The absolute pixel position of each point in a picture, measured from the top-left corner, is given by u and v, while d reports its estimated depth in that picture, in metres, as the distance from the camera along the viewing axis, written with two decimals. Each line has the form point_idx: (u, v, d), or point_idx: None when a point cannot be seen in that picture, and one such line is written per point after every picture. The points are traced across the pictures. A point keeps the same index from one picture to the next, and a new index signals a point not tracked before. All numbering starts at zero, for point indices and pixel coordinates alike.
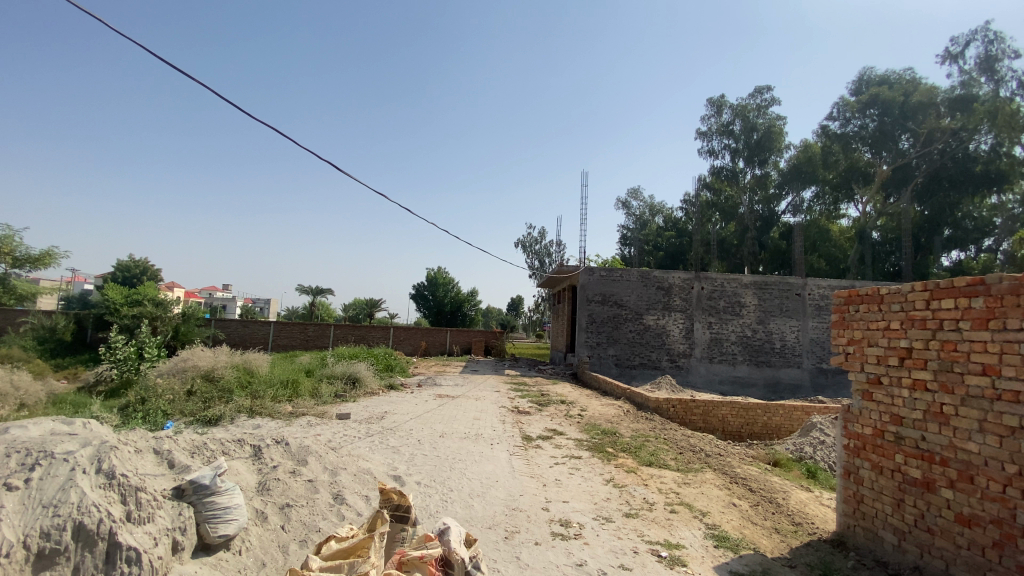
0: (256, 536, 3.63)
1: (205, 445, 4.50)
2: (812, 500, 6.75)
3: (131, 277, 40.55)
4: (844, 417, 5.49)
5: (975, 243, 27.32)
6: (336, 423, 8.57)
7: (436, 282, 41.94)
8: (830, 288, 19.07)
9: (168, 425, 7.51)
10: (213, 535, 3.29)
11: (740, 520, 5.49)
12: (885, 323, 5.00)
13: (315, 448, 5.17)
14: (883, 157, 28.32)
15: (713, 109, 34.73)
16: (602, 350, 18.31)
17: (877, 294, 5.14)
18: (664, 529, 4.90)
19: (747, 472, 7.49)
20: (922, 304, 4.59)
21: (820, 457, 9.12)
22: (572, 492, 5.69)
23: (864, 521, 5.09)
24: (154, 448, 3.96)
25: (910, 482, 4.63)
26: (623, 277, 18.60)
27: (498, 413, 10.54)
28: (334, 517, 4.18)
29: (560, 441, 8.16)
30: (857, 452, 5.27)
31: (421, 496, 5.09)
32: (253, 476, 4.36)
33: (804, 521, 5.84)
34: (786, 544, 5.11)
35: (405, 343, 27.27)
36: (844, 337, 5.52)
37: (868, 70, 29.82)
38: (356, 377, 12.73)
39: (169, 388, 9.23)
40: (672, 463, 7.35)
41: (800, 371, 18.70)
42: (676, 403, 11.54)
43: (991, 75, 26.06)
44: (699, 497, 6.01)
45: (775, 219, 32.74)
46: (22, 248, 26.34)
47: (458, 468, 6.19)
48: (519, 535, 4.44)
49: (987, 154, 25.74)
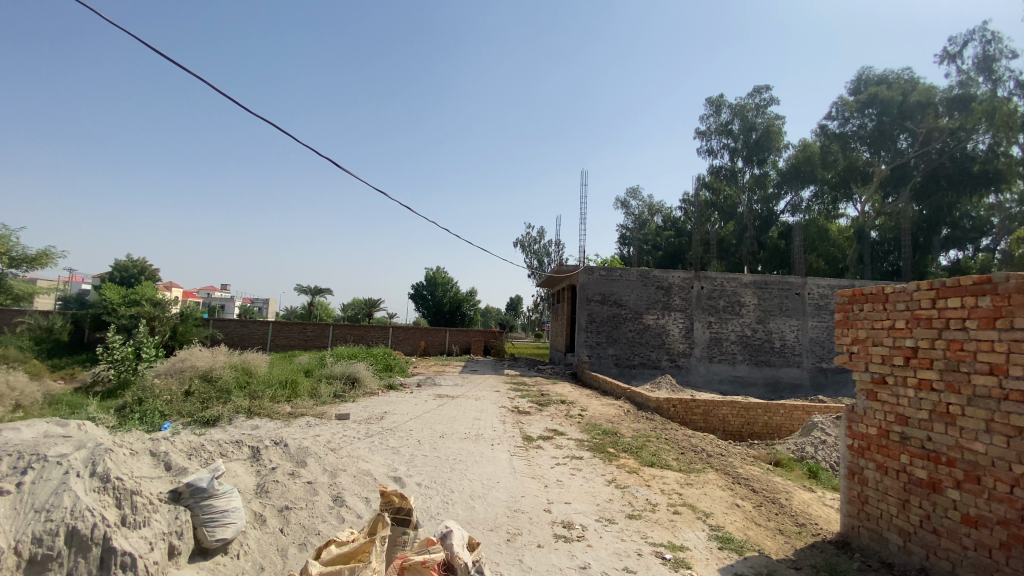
0: (254, 539, 3.56)
1: (203, 446, 4.45)
2: (814, 500, 6.71)
3: (129, 277, 40.45)
4: (848, 416, 5.44)
5: (973, 242, 27.29)
6: (335, 423, 8.51)
7: (435, 282, 41.87)
8: (830, 287, 19.04)
9: (165, 425, 7.45)
10: (211, 539, 3.23)
11: (743, 521, 5.44)
12: (889, 322, 4.95)
13: (315, 450, 5.10)
14: (882, 157, 28.33)
15: (712, 109, 34.71)
16: (602, 349, 18.26)
17: (881, 293, 5.08)
18: (668, 531, 4.84)
19: (749, 472, 7.45)
20: (928, 303, 4.54)
21: (822, 457, 9.08)
22: (574, 494, 5.63)
23: (869, 522, 5.04)
24: (150, 450, 3.90)
25: (915, 483, 4.59)
26: (622, 277, 18.56)
27: (498, 413, 10.49)
28: (334, 519, 4.13)
29: (561, 442, 8.11)
30: (862, 453, 5.22)
31: (422, 498, 5.04)
32: (252, 478, 4.31)
33: (808, 521, 5.81)
34: (791, 546, 5.07)
35: (404, 343, 27.21)
36: (848, 337, 5.47)
37: (867, 70, 29.82)
38: (355, 377, 12.68)
39: (166, 389, 9.17)
40: (674, 463, 7.29)
41: (800, 370, 18.68)
42: (676, 403, 11.49)
43: (988, 75, 26.10)
44: (702, 497, 5.96)
45: (774, 218, 32.73)
46: (19, 248, 26.25)
47: (458, 469, 6.13)
48: (521, 537, 4.39)
49: (984, 154, 25.77)
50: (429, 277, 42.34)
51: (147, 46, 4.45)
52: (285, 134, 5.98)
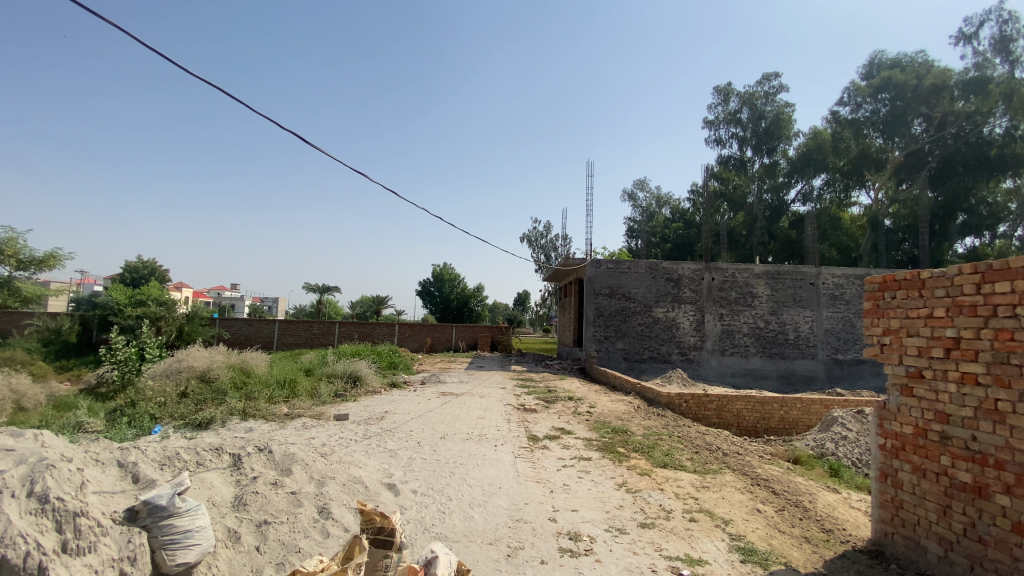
0: (225, 560, 3.22)
1: (179, 454, 4.16)
2: (840, 503, 6.26)
3: (139, 278, 40.97)
4: (880, 414, 5.02)
5: (990, 229, 26.24)
6: (333, 424, 8.18)
7: (442, 279, 41.54)
8: (845, 276, 18.38)
9: (154, 430, 7.16)
10: (171, 564, 2.81)
11: (766, 529, 5.00)
12: (927, 310, 4.49)
13: (302, 456, 4.74)
14: (896, 143, 27.53)
15: (720, 97, 33.96)
16: (611, 344, 17.86)
17: (917, 279, 4.61)
18: (684, 542, 4.44)
19: (769, 473, 6.99)
20: (971, 288, 4.08)
21: (843, 454, 8.60)
22: (581, 500, 5.24)
23: (904, 529, 4.61)
24: (118, 461, 3.61)
25: (958, 487, 4.14)
26: (630, 269, 18.10)
27: (503, 412, 10.13)
28: (317, 535, 3.76)
29: (568, 442, 7.72)
30: (896, 453, 4.78)
31: (416, 508, 4.66)
32: (229, 489, 3.96)
33: (834, 527, 5.38)
34: (819, 557, 4.64)
35: (410, 340, 26.89)
36: (878, 327, 5.03)
37: (879, 53, 28.97)
38: (357, 376, 12.32)
39: (160, 391, 8.83)
40: (688, 464, 6.87)
41: (815, 362, 18.10)
42: (688, 398, 11.10)
43: (1006, 56, 25.21)
44: (720, 502, 5.54)
45: (784, 208, 31.86)
46: (27, 250, 26.33)
47: (458, 474, 5.77)
48: (523, 553, 4.00)
49: (1001, 137, 24.91)
50: (434, 273, 42.10)
51: (127, 33, 3.96)
52: (290, 132, 5.62)
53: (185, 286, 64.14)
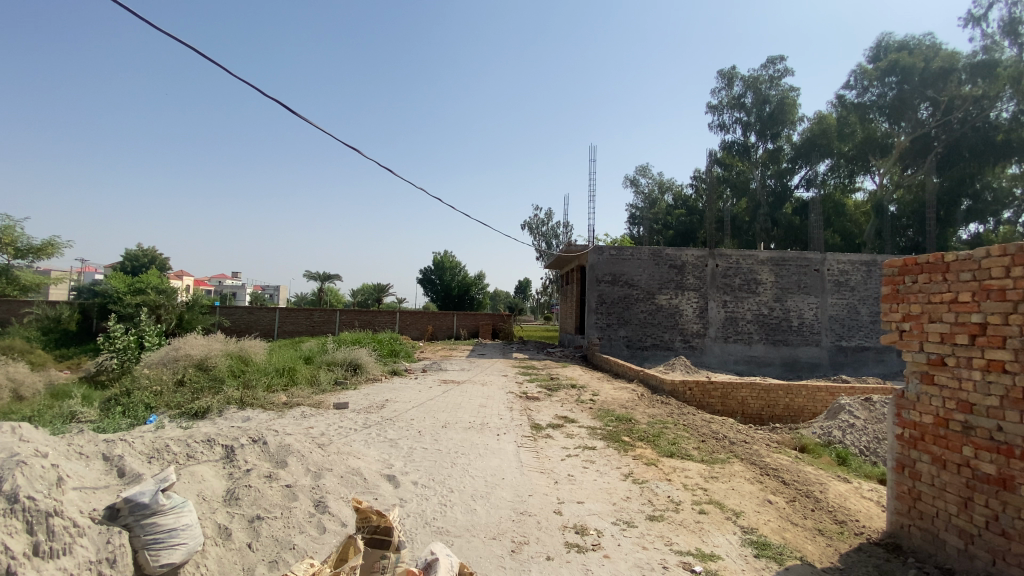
0: (214, 558, 3.04)
1: (168, 446, 3.98)
2: (851, 493, 6.10)
3: (140, 266, 40.92)
4: (898, 403, 4.82)
5: (994, 215, 25.91)
6: (332, 413, 8.03)
7: (442, 266, 41.34)
8: (851, 262, 18.10)
9: (149, 420, 7.03)
10: (154, 566, 2.60)
11: (778, 521, 4.84)
12: (950, 295, 4.27)
13: (298, 448, 4.56)
14: (902, 128, 26.98)
15: (724, 81, 33.38)
16: (613, 331, 17.70)
17: (941, 262, 4.40)
18: (695, 535, 4.28)
19: (778, 462, 6.83)
20: (1000, 272, 3.85)
21: (851, 442, 8.43)
22: (587, 491, 5.09)
23: (921, 521, 4.45)
24: (103, 454, 3.44)
25: (981, 479, 3.96)
26: (633, 256, 17.86)
27: (505, 399, 9.98)
28: (313, 530, 3.59)
29: (572, 430, 7.56)
30: (914, 444, 4.60)
31: (416, 501, 4.50)
32: (220, 483, 3.79)
33: (848, 518, 5.22)
34: (834, 550, 4.48)
35: (411, 327, 26.77)
36: (897, 313, 4.82)
37: (885, 36, 28.40)
38: (357, 364, 12.17)
39: (156, 380, 8.68)
40: (695, 453, 6.71)
41: (819, 350, 17.93)
42: (692, 385, 10.92)
43: (1015, 39, 24.60)
44: (729, 493, 5.38)
45: (787, 194, 31.39)
46: (24, 238, 26.10)
47: (460, 464, 5.62)
48: (528, 549, 3.83)
49: (1008, 122, 24.54)
50: (436, 260, 41.94)
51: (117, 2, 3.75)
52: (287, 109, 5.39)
53: (185, 275, 63.91)
